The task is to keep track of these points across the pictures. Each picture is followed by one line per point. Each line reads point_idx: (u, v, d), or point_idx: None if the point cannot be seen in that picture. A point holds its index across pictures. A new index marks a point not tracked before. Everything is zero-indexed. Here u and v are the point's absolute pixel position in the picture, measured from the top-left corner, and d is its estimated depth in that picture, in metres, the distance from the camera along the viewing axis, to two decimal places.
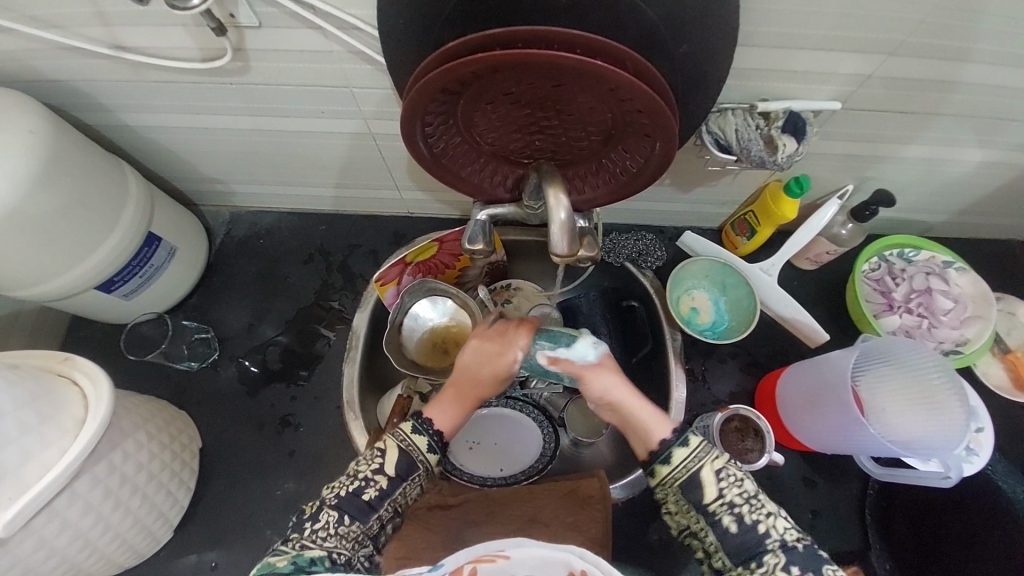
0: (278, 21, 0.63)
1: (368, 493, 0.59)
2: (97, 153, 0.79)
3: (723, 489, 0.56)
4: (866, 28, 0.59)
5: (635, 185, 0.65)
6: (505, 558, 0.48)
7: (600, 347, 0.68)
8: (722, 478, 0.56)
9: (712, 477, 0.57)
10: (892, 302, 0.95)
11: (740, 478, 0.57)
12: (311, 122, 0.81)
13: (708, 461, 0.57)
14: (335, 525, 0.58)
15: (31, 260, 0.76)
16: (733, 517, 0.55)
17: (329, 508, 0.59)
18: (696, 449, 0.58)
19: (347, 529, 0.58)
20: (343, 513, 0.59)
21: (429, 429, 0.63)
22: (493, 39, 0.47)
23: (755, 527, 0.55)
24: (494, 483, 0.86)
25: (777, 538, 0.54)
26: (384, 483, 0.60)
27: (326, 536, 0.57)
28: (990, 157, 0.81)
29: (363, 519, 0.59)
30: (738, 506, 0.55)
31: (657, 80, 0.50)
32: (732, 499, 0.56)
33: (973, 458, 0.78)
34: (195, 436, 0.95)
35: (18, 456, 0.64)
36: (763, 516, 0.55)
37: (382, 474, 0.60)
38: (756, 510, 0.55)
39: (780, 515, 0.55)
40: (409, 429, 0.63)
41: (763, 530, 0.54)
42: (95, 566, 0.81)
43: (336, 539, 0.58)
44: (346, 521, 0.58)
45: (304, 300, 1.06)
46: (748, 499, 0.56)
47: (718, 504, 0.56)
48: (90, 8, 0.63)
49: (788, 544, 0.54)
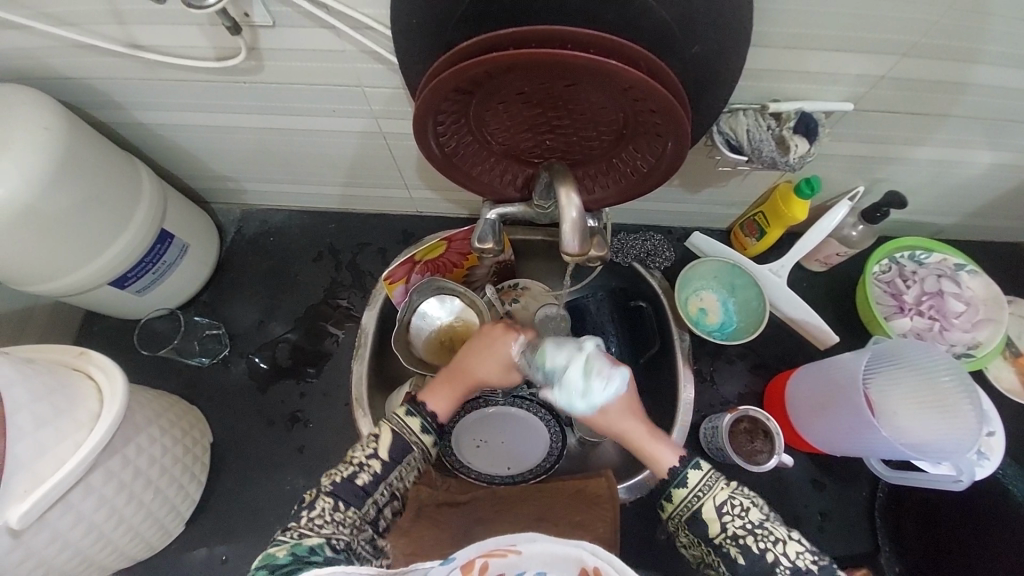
0: (292, 21, 0.64)
1: (362, 477, 0.63)
2: (111, 150, 0.80)
3: (726, 521, 0.58)
4: (878, 28, 0.59)
5: (646, 185, 0.65)
6: (517, 553, 0.48)
7: (597, 399, 0.66)
8: (724, 512, 0.58)
9: (714, 512, 0.59)
10: (903, 304, 0.94)
11: (745, 508, 0.58)
12: (322, 121, 0.82)
13: (709, 496, 0.59)
14: (331, 512, 0.60)
15: (48, 256, 0.77)
16: (739, 548, 0.57)
17: (326, 495, 0.61)
18: (696, 486, 0.60)
19: (344, 514, 0.61)
20: (339, 499, 0.61)
21: (423, 413, 0.68)
22: (508, 40, 0.47)
23: (763, 557, 0.55)
24: (502, 481, 0.86)
25: (787, 564, 0.55)
26: (379, 467, 0.63)
27: (323, 523, 0.59)
28: (1002, 159, 0.81)
29: (359, 503, 0.62)
30: (743, 538, 0.57)
31: (669, 79, 0.50)
32: (736, 530, 0.57)
33: (983, 462, 0.79)
34: (206, 431, 0.96)
35: (33, 449, 0.65)
36: (770, 544, 0.56)
37: (377, 458, 0.64)
38: (763, 539, 0.56)
39: (790, 540, 0.56)
40: (403, 413, 0.67)
41: (771, 559, 0.55)
42: (108, 559, 0.82)
43: (333, 527, 0.60)
44: (341, 507, 0.61)
45: (313, 298, 1.07)
46: (753, 528, 0.57)
47: (723, 537, 0.58)
48: (106, 7, 0.64)
49: (801, 570, 0.55)
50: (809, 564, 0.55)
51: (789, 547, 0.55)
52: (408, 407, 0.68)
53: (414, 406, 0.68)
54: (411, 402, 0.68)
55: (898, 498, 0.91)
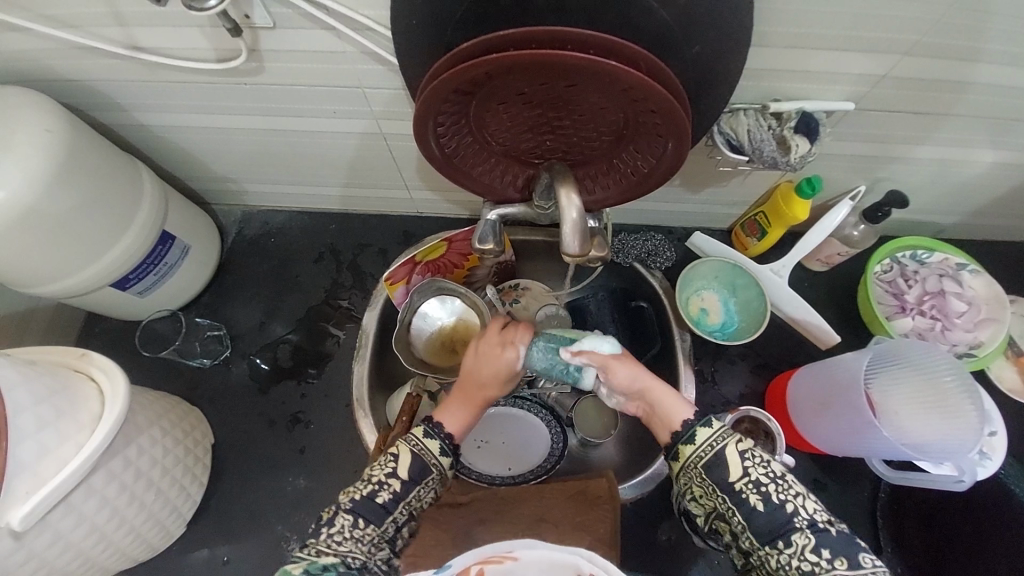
0: (292, 22, 0.64)
1: (382, 496, 0.61)
2: (112, 151, 0.80)
3: (748, 468, 0.57)
4: (879, 27, 0.59)
5: (647, 186, 0.64)
6: (513, 560, 0.48)
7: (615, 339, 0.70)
8: (748, 458, 0.57)
9: (736, 457, 0.58)
10: (905, 303, 0.94)
11: (767, 460, 0.57)
12: (323, 122, 0.82)
13: (731, 442, 0.58)
14: (350, 529, 0.59)
15: (50, 257, 0.77)
16: (759, 495, 0.56)
17: (344, 512, 0.60)
18: (720, 430, 0.59)
19: (363, 531, 0.60)
20: (358, 516, 0.60)
21: (440, 433, 0.66)
22: (506, 40, 0.47)
23: (782, 505, 0.55)
24: (503, 482, 0.85)
25: (805, 517, 0.54)
26: (398, 486, 0.62)
27: (341, 540, 0.59)
28: (1004, 158, 0.80)
29: (378, 521, 0.61)
30: (765, 485, 0.56)
31: (669, 78, 0.50)
32: (758, 478, 0.56)
33: (984, 463, 0.77)
34: (208, 432, 0.96)
35: (35, 450, 0.65)
36: (791, 495, 0.55)
37: (396, 477, 0.62)
38: (785, 489, 0.55)
39: (809, 497, 0.56)
40: (421, 433, 0.65)
41: (791, 509, 0.55)
42: (110, 560, 0.82)
43: (351, 544, 0.59)
44: (360, 524, 0.60)
45: (314, 298, 1.07)
46: (774, 479, 0.56)
47: (744, 482, 0.57)
48: (106, 9, 0.64)
49: (818, 524, 0.54)
50: (827, 522, 0.54)
51: (809, 502, 0.55)
52: (425, 428, 0.66)
53: (430, 425, 0.66)
54: (427, 423, 0.66)
55: (900, 498, 0.91)
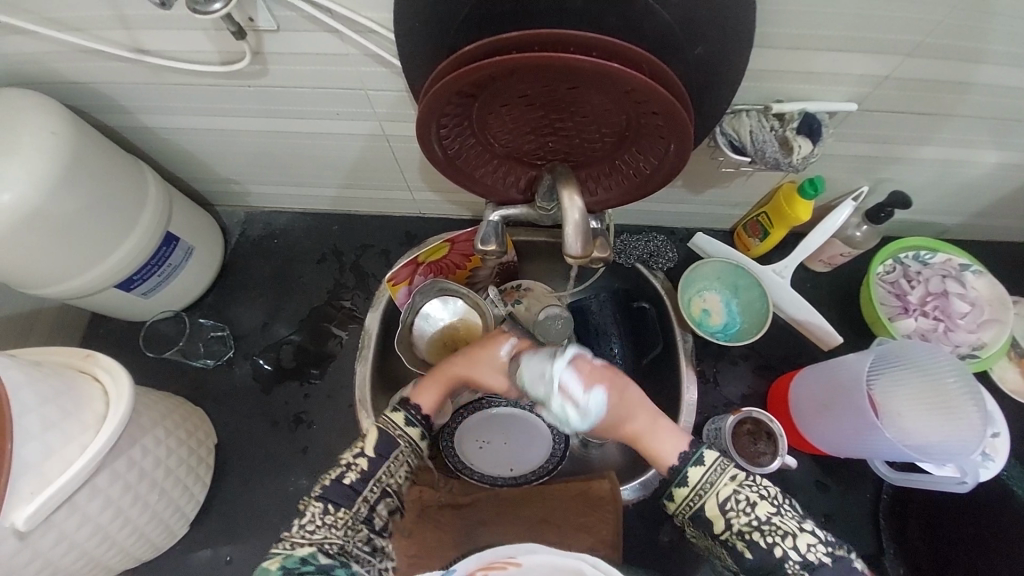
0: (296, 25, 0.64)
1: (350, 477, 0.63)
2: (117, 153, 0.81)
3: (731, 517, 0.58)
4: (881, 29, 0.59)
5: (649, 187, 0.65)
6: (515, 565, 0.49)
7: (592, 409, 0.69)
8: (728, 508, 0.59)
9: (718, 508, 0.59)
10: (908, 304, 0.94)
11: (751, 503, 0.58)
12: (326, 124, 0.82)
13: (711, 494, 0.60)
14: (321, 516, 0.60)
15: (55, 259, 0.77)
16: (746, 544, 0.57)
17: (315, 501, 0.61)
18: (698, 484, 0.61)
19: (335, 516, 0.61)
20: (328, 502, 0.61)
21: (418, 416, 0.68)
22: (510, 43, 0.47)
23: (771, 552, 0.56)
24: (505, 483, 0.86)
25: (796, 559, 0.55)
26: (365, 464, 0.63)
27: (314, 528, 0.60)
28: (1006, 159, 0.80)
29: (349, 503, 0.62)
30: (750, 534, 0.57)
31: (673, 81, 0.50)
32: (741, 527, 0.58)
33: (988, 463, 0.79)
34: (211, 432, 0.96)
35: (41, 451, 0.65)
36: (779, 538, 0.56)
37: (363, 456, 0.64)
38: (770, 534, 0.56)
39: (799, 534, 0.56)
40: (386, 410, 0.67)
41: (780, 555, 0.56)
42: (114, 560, 0.82)
43: (325, 530, 0.60)
44: (332, 509, 0.61)
45: (317, 299, 1.07)
46: (760, 524, 0.57)
47: (729, 532, 0.59)
48: (111, 12, 0.64)
49: (812, 564, 0.55)
50: (821, 557, 0.55)
51: (800, 541, 0.56)
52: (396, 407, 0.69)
53: (400, 404, 0.69)
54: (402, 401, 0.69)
55: (903, 499, 0.91)
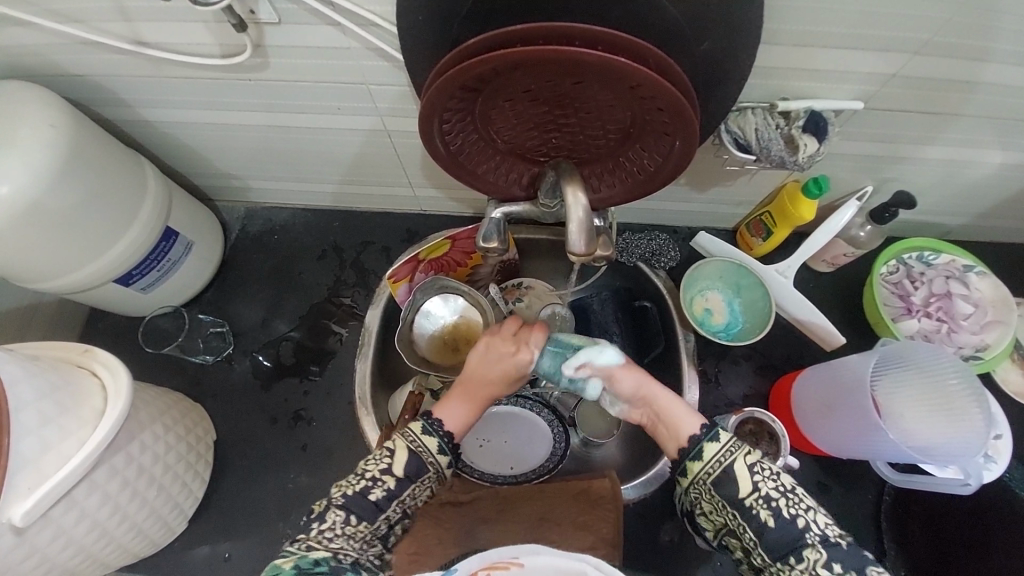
0: (298, 18, 0.63)
1: (375, 493, 0.61)
2: (116, 146, 0.80)
3: (758, 482, 0.57)
4: (888, 27, 0.58)
5: (653, 185, 0.64)
6: (518, 566, 0.48)
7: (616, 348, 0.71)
8: (757, 471, 0.58)
9: (746, 471, 0.58)
10: (911, 305, 0.94)
11: (775, 473, 0.58)
12: (328, 119, 0.82)
13: (740, 455, 0.59)
14: (341, 526, 0.59)
15: (54, 252, 0.77)
16: (770, 510, 0.56)
17: (337, 508, 0.60)
18: (729, 443, 0.59)
19: (354, 528, 0.60)
20: (350, 513, 0.60)
21: (440, 430, 0.65)
22: (514, 36, 0.47)
23: (794, 521, 0.55)
24: (506, 481, 0.85)
25: (817, 532, 0.55)
26: (392, 484, 0.62)
27: (332, 536, 0.58)
28: (1012, 160, 0.80)
29: (371, 518, 0.61)
30: (776, 500, 0.56)
31: (679, 77, 0.50)
32: (768, 492, 0.57)
33: (991, 465, 0.80)
34: (210, 429, 0.96)
35: (38, 446, 0.65)
36: (803, 510, 0.56)
37: (390, 474, 0.62)
38: (795, 503, 0.56)
39: (818, 510, 0.56)
40: (418, 429, 0.64)
41: (803, 524, 0.55)
42: (112, 556, 0.81)
43: (343, 540, 0.59)
44: (352, 520, 0.60)
45: (317, 296, 1.07)
46: (785, 492, 0.57)
47: (755, 497, 0.57)
48: (111, 4, 0.64)
49: (829, 539, 0.54)
50: (838, 537, 0.55)
51: (819, 516, 0.56)
52: (424, 424, 0.65)
53: (426, 419, 0.65)
54: (425, 418, 0.65)
55: (904, 501, 0.90)
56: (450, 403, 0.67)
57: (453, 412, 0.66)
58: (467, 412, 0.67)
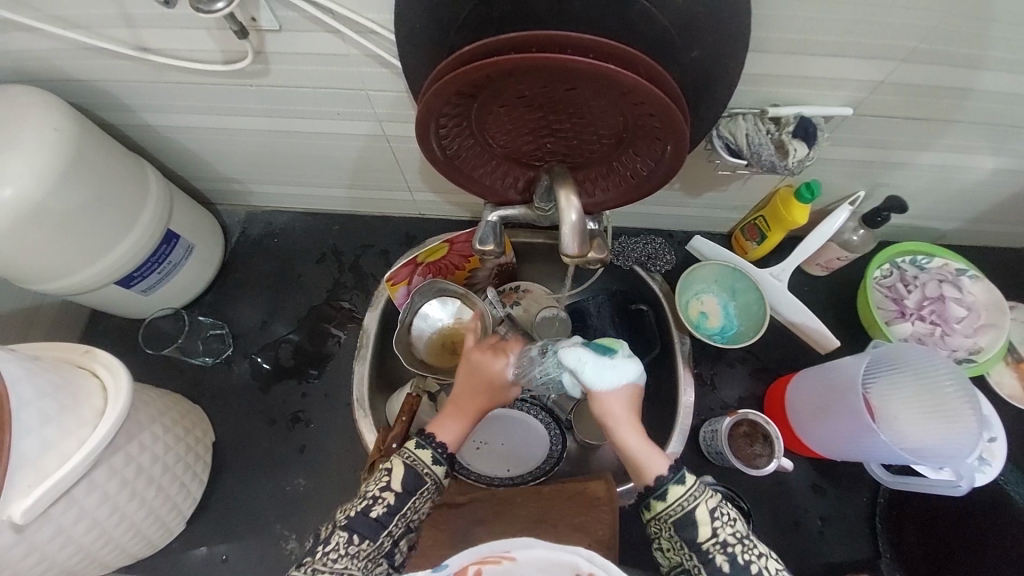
0: (299, 25, 0.65)
1: (376, 510, 0.61)
2: (119, 150, 0.81)
3: (717, 528, 0.56)
4: (878, 36, 0.59)
5: (646, 189, 0.65)
6: (510, 560, 0.49)
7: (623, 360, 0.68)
8: (716, 517, 0.56)
9: (707, 516, 0.56)
10: (904, 309, 0.94)
11: (732, 517, 0.57)
12: (327, 123, 0.83)
13: (703, 500, 0.57)
14: (346, 546, 0.59)
15: (55, 255, 0.78)
16: (726, 557, 0.55)
17: (340, 530, 0.60)
18: (692, 487, 0.57)
19: (359, 548, 0.59)
20: (353, 532, 0.60)
21: (433, 442, 0.65)
22: (507, 44, 0.48)
23: (747, 568, 0.54)
24: (501, 483, 0.87)
25: None
26: (392, 498, 0.61)
27: (337, 557, 0.59)
28: (1002, 165, 0.81)
29: (374, 535, 0.60)
30: (732, 547, 0.55)
31: (669, 83, 0.51)
32: (726, 538, 0.55)
33: (985, 468, 0.81)
34: (208, 431, 0.97)
35: (39, 445, 0.66)
36: (755, 556, 0.55)
37: (390, 490, 0.62)
38: (749, 550, 0.55)
39: (769, 556, 0.56)
40: (413, 445, 0.65)
41: (755, 571, 0.54)
42: (111, 557, 0.82)
43: (348, 560, 0.59)
44: (355, 540, 0.59)
45: (316, 299, 1.08)
46: (741, 539, 0.56)
47: (712, 543, 0.55)
48: (116, 10, 0.65)
49: None
50: None
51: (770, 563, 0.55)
52: (418, 440, 0.65)
53: (424, 437, 0.65)
54: (420, 434, 0.66)
55: (899, 504, 0.91)
56: (445, 422, 0.68)
57: (447, 427, 0.67)
58: (459, 424, 0.68)
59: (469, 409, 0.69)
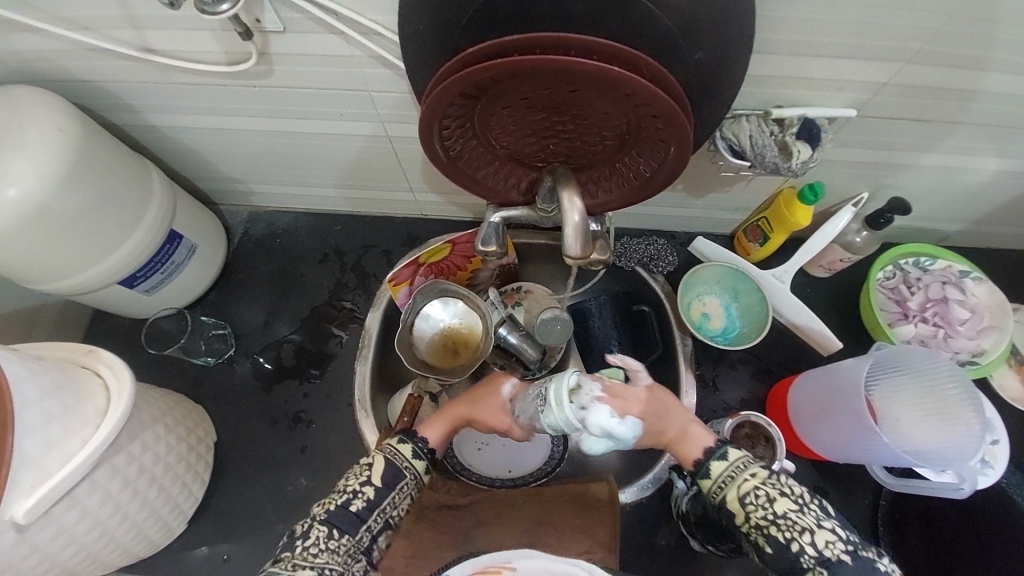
0: (302, 26, 0.65)
1: (356, 504, 0.62)
2: (124, 150, 0.82)
3: (751, 510, 0.58)
4: (882, 38, 0.59)
5: (649, 191, 0.65)
6: (511, 569, 0.49)
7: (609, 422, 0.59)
8: (748, 501, 0.58)
9: (739, 501, 0.59)
10: (907, 311, 0.94)
11: (771, 497, 0.57)
12: (330, 124, 0.83)
13: (735, 484, 0.59)
14: (325, 541, 0.60)
15: (58, 255, 0.78)
16: (765, 537, 0.56)
17: (319, 524, 0.61)
18: (721, 475, 0.61)
19: (337, 542, 0.60)
20: (332, 527, 0.61)
21: (415, 439, 0.68)
22: (512, 45, 0.48)
23: (788, 547, 0.55)
24: (503, 484, 0.88)
25: (812, 554, 0.54)
26: (372, 493, 0.63)
27: (316, 552, 0.59)
28: (1007, 166, 0.80)
29: (352, 530, 0.61)
30: (768, 528, 0.56)
31: (672, 85, 0.50)
32: (760, 520, 0.57)
33: (987, 471, 0.79)
34: (210, 431, 0.96)
35: (41, 445, 0.66)
36: (797, 534, 0.55)
37: (370, 484, 0.63)
38: (787, 528, 0.55)
39: (819, 528, 0.55)
40: (395, 442, 0.67)
41: (796, 549, 0.55)
42: (113, 556, 0.83)
43: (327, 555, 0.59)
44: (335, 535, 0.60)
45: (319, 299, 1.08)
46: (778, 518, 0.56)
47: (749, 525, 0.58)
48: (120, 11, 0.65)
49: (827, 561, 0.53)
50: (839, 554, 0.53)
51: (817, 537, 0.54)
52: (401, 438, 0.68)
53: (407, 435, 0.68)
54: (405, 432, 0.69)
55: (902, 506, 0.91)
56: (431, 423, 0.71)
57: (431, 427, 0.71)
58: (444, 425, 0.71)
59: (455, 416, 0.72)
